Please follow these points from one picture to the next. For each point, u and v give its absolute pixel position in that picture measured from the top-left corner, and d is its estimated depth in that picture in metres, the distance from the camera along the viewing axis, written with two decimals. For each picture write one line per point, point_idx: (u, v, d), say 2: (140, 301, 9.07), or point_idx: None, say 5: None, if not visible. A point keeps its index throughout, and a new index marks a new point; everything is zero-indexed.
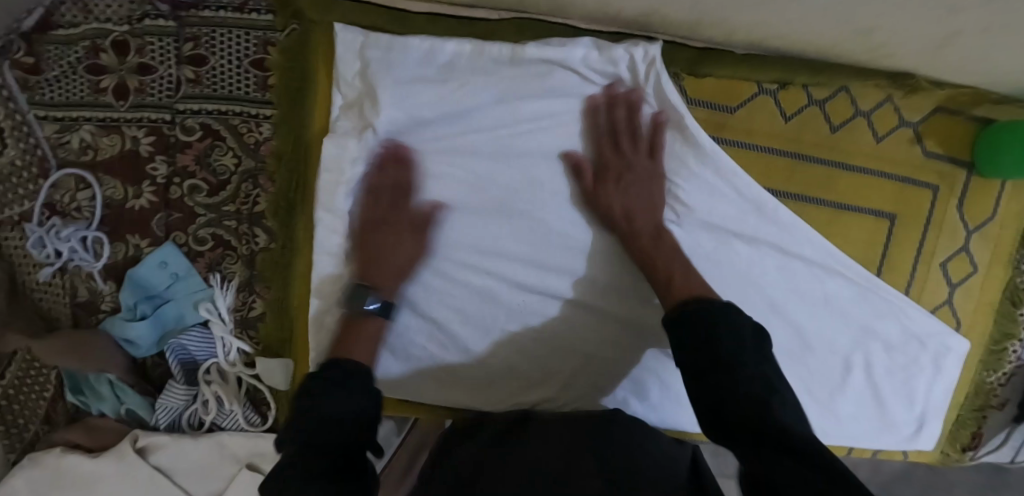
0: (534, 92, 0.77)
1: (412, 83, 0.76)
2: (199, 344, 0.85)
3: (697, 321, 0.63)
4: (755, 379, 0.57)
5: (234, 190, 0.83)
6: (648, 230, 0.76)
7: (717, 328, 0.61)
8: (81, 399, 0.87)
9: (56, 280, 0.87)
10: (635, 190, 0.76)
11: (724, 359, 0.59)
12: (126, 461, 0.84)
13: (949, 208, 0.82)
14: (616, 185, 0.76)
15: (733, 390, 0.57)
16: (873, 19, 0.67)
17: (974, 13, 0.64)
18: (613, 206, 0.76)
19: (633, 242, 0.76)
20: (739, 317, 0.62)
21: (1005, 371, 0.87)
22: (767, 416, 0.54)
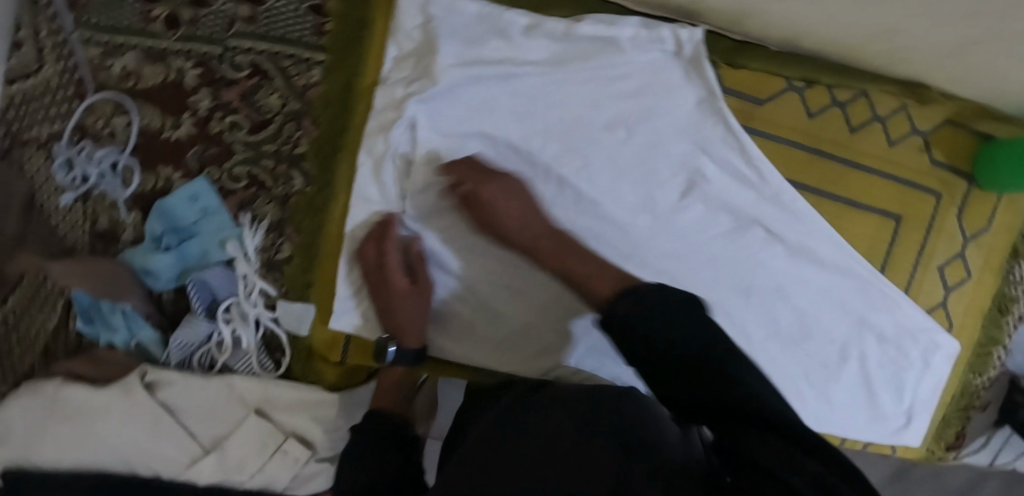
0: (586, 64, 0.79)
1: (466, 41, 0.78)
2: (221, 281, 0.84)
3: (635, 313, 0.57)
4: (726, 363, 0.52)
5: (276, 129, 0.84)
6: (528, 240, 0.75)
7: (663, 318, 0.56)
8: (91, 328, 0.85)
9: (77, 206, 0.85)
10: (498, 197, 0.76)
11: (689, 346, 0.53)
12: (133, 396, 0.82)
13: (949, 213, 0.88)
14: (477, 189, 0.76)
15: (707, 379, 0.51)
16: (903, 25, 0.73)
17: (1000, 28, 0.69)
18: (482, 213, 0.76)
19: (539, 259, 0.75)
20: (667, 295, 0.57)
21: (990, 375, 0.93)
22: (749, 401, 0.49)
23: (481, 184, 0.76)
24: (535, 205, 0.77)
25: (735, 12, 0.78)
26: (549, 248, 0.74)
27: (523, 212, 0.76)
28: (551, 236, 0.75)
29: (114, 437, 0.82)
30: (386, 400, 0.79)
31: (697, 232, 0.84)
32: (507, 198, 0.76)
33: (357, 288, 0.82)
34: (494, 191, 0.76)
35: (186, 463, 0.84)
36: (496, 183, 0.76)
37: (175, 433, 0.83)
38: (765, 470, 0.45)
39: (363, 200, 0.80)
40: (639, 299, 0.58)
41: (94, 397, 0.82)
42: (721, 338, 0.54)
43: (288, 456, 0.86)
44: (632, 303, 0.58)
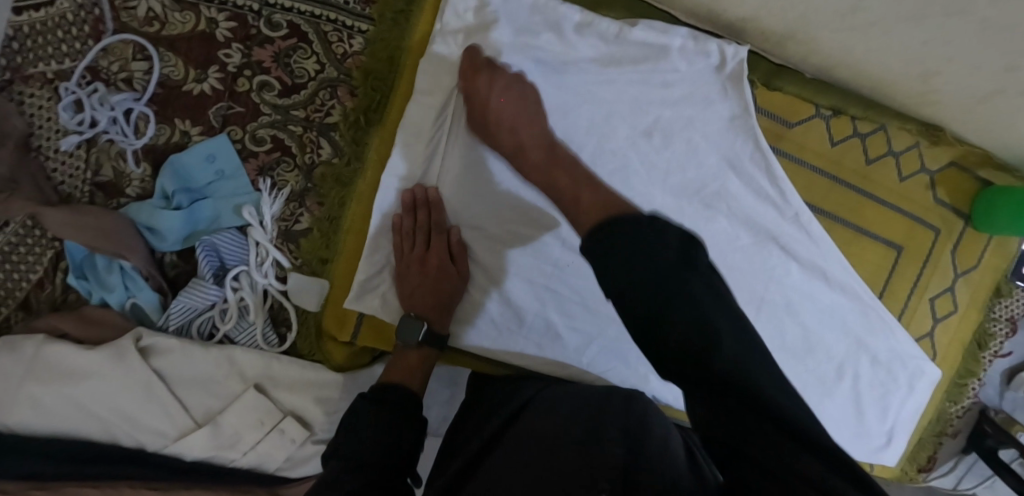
0: (631, 68, 0.80)
1: (521, 30, 0.77)
2: (232, 247, 0.80)
3: (633, 271, 0.50)
4: (729, 342, 0.47)
5: (309, 95, 0.80)
6: (537, 143, 0.71)
7: (674, 294, 0.49)
8: (82, 284, 0.78)
9: (80, 152, 0.79)
10: (517, 89, 0.74)
11: (693, 321, 0.48)
12: (125, 360, 0.77)
13: (945, 250, 0.90)
14: (497, 81, 0.74)
15: (708, 368, 0.47)
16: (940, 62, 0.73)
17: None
18: (489, 101, 0.73)
19: (525, 159, 0.71)
20: (659, 244, 0.50)
21: (964, 404, 0.96)
22: (748, 389, 0.46)
23: (482, 88, 0.74)
24: (530, 116, 0.73)
25: (782, 34, 0.79)
26: (534, 159, 0.70)
27: (522, 122, 0.73)
28: (543, 147, 0.70)
29: (102, 402, 0.77)
30: (406, 375, 0.74)
31: (720, 241, 0.85)
32: (505, 93, 0.73)
33: (381, 266, 0.79)
34: (498, 87, 0.73)
35: (173, 436, 0.79)
36: (500, 90, 0.74)
37: (165, 402, 0.79)
38: (769, 468, 0.44)
39: (394, 176, 0.78)
40: (643, 262, 0.50)
41: (84, 357, 0.77)
42: (727, 309, 0.50)
43: (284, 436, 0.82)
44: (632, 266, 0.50)
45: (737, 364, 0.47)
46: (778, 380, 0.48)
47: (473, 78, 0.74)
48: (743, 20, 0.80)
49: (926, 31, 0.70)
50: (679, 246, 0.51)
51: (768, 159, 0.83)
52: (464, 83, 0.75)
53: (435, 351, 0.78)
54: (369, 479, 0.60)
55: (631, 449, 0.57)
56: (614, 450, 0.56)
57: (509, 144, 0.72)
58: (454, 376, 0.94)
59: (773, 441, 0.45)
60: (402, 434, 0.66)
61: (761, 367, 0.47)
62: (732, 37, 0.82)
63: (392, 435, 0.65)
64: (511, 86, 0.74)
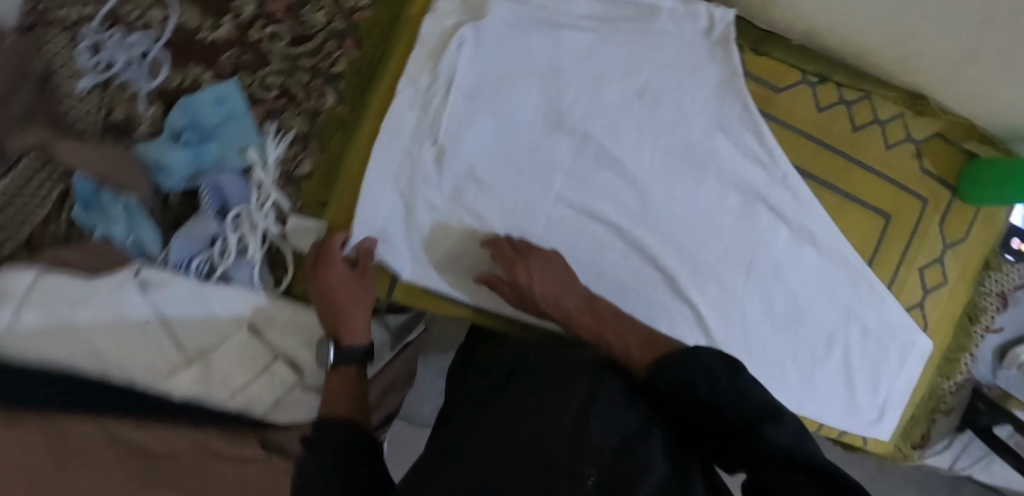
0: (623, 28, 0.83)
1: None
2: (235, 186, 0.81)
3: (680, 380, 0.56)
4: (766, 425, 0.52)
5: (317, 45, 0.84)
6: (579, 300, 0.74)
7: (720, 401, 0.54)
8: (87, 217, 0.81)
9: (95, 94, 0.82)
10: (543, 269, 0.76)
11: (698, 400, 0.55)
12: (125, 292, 0.79)
13: (933, 221, 0.90)
14: (524, 264, 0.76)
15: (756, 447, 0.51)
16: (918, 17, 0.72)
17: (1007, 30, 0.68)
18: (525, 282, 0.75)
19: (574, 321, 0.73)
20: (706, 360, 0.56)
21: (957, 380, 0.96)
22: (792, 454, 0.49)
23: (518, 262, 0.76)
24: (564, 279, 0.76)
25: None
26: (584, 322, 0.71)
27: (559, 282, 0.75)
28: (588, 309, 0.73)
29: (95, 334, 0.77)
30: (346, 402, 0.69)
31: (710, 204, 0.86)
32: (540, 273, 0.76)
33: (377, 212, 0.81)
34: (534, 272, 0.75)
35: (164, 372, 0.80)
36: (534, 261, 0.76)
37: (160, 338, 0.80)
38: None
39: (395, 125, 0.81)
40: (704, 375, 0.55)
41: (84, 287, 0.78)
42: (791, 428, 0.52)
43: (275, 379, 0.84)
44: (694, 381, 0.55)
45: (776, 442, 0.50)
46: (798, 437, 0.51)
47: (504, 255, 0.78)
48: None
49: None
50: (723, 358, 0.57)
51: (755, 122, 0.84)
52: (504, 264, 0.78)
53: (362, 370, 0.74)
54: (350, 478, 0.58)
55: (625, 435, 0.53)
56: (612, 432, 0.52)
57: (556, 313, 0.74)
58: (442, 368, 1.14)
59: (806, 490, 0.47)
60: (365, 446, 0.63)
61: (754, 400, 0.54)
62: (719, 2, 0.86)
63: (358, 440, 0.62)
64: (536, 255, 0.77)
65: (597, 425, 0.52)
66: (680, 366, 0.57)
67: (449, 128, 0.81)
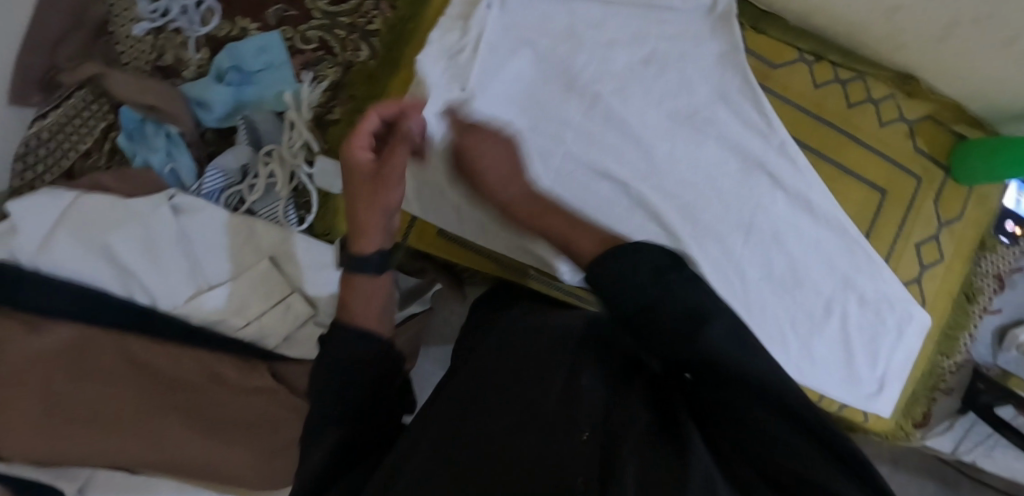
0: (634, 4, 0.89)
1: None
2: (269, 129, 0.87)
3: (614, 286, 0.52)
4: (725, 343, 0.47)
5: (356, 6, 0.91)
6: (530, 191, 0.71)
7: (655, 303, 0.50)
8: (130, 145, 0.86)
9: (149, 38, 0.90)
10: (495, 153, 0.73)
11: (649, 299, 0.50)
12: (158, 215, 0.82)
13: (928, 197, 0.94)
14: (475, 146, 0.73)
15: (694, 355, 0.47)
16: None
17: (979, 5, 0.73)
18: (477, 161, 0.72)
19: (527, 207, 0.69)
20: (644, 265, 0.52)
21: (956, 359, 0.98)
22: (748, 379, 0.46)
23: (472, 138, 0.74)
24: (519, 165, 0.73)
25: None
26: (527, 212, 0.69)
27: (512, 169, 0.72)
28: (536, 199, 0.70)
29: (128, 252, 0.81)
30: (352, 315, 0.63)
31: (710, 167, 0.90)
32: (493, 153, 0.73)
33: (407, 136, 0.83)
34: (483, 148, 0.73)
35: (186, 297, 0.83)
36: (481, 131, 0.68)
37: (185, 262, 0.83)
38: (759, 432, 0.46)
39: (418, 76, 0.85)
40: (639, 279, 0.51)
41: (119, 208, 0.82)
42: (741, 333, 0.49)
43: (288, 312, 0.85)
44: (632, 280, 0.51)
45: (726, 357, 0.46)
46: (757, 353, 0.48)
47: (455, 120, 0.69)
48: None
49: None
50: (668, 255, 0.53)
51: (754, 95, 0.89)
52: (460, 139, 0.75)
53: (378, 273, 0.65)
54: (346, 438, 0.58)
55: (616, 390, 0.54)
56: (597, 398, 0.53)
57: (500, 199, 0.72)
58: (444, 361, 1.11)
59: (777, 420, 0.45)
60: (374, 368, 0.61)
61: (711, 302, 0.50)
62: None
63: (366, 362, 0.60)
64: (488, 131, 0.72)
65: (588, 386, 0.54)
66: (612, 272, 0.52)
67: (476, 77, 0.85)
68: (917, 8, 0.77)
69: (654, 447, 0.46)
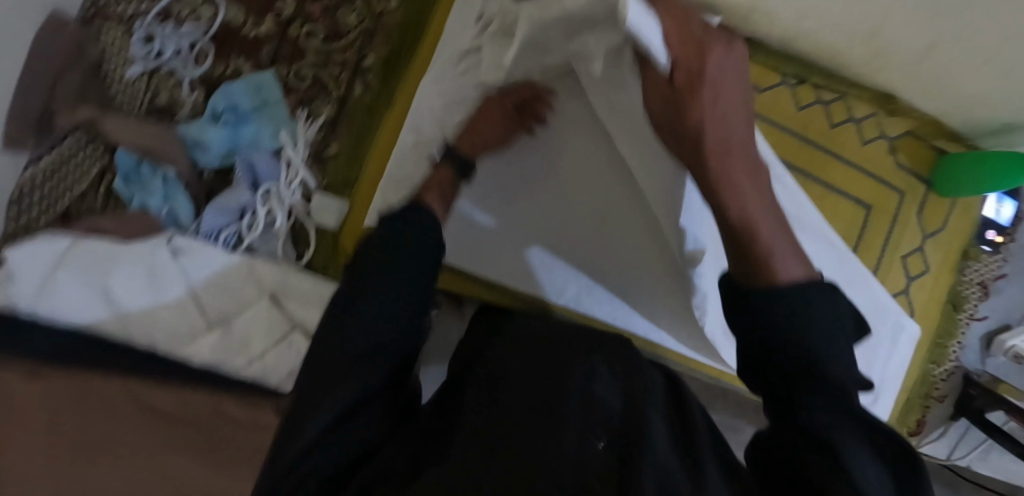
0: None
1: None
2: (266, 166, 0.86)
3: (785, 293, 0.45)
4: (838, 373, 0.43)
5: (349, 43, 0.91)
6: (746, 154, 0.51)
7: (797, 317, 0.44)
8: (127, 188, 0.85)
9: (142, 80, 0.90)
10: (726, 92, 0.50)
11: (789, 324, 0.44)
12: (158, 258, 0.82)
13: (912, 211, 0.97)
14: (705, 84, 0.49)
15: (795, 366, 0.44)
16: (876, 24, 0.80)
17: (950, 29, 0.76)
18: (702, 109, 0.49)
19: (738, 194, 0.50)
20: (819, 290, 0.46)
21: (947, 366, 1.00)
22: (832, 396, 0.42)
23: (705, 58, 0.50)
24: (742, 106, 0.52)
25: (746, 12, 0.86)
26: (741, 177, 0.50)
27: (736, 113, 0.51)
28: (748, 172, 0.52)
29: (132, 294, 0.81)
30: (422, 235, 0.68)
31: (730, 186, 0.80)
32: (724, 91, 0.50)
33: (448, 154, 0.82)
34: (717, 92, 0.50)
35: (189, 337, 0.82)
36: (724, 76, 0.50)
37: (186, 302, 0.83)
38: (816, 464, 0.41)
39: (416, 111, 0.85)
40: (804, 295, 0.45)
41: (117, 253, 0.82)
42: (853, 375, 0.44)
43: (290, 348, 0.85)
44: (794, 291, 0.45)
45: (828, 373, 0.43)
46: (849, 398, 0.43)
47: (686, 41, 0.50)
48: None
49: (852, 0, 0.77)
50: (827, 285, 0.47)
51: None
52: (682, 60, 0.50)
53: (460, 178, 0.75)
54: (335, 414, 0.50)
55: (631, 393, 0.51)
56: (614, 396, 0.51)
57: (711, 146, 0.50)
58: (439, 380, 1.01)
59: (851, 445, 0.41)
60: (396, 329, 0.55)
61: (838, 354, 0.44)
62: None
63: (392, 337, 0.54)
64: (721, 47, 0.50)
65: (601, 391, 0.51)
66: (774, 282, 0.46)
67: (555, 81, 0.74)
68: (895, 33, 0.80)
69: (675, 467, 0.45)
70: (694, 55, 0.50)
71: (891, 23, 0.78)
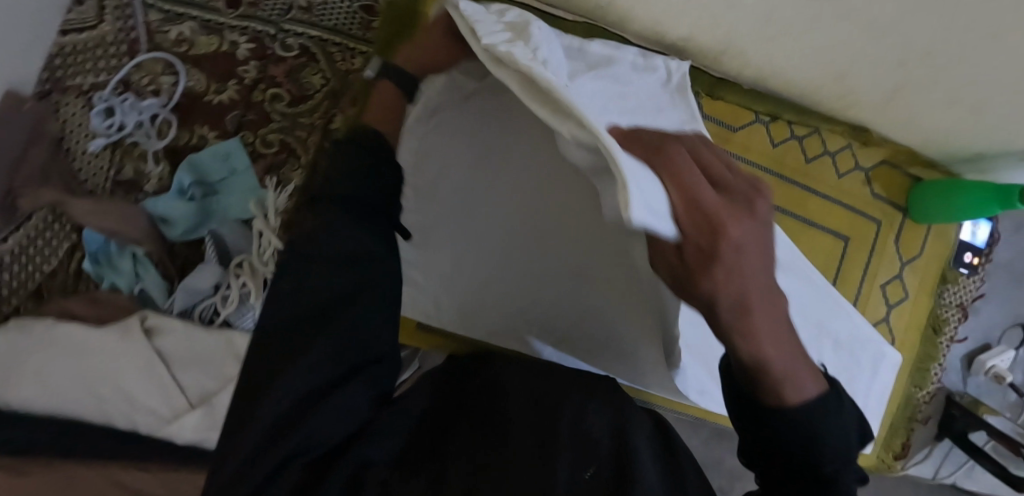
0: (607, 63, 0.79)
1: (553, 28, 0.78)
2: (237, 239, 0.86)
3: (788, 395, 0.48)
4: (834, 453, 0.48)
5: (315, 105, 0.90)
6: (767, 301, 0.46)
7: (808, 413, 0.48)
8: (96, 270, 0.85)
9: (105, 153, 0.88)
10: (751, 259, 0.44)
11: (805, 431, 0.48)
12: (133, 339, 0.81)
13: (888, 240, 0.98)
14: (727, 266, 0.43)
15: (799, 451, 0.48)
16: (843, 66, 0.80)
17: (914, 70, 0.77)
18: (723, 287, 0.44)
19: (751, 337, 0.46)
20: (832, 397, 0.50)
21: (930, 390, 1.01)
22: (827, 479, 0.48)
23: (726, 231, 0.42)
24: (767, 255, 0.45)
25: (717, 51, 0.87)
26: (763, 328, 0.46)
27: (762, 265, 0.45)
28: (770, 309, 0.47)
29: (108, 379, 0.80)
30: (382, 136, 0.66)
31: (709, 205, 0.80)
32: (750, 255, 0.44)
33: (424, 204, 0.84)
34: (743, 260, 0.43)
35: (168, 417, 0.81)
36: (749, 245, 0.44)
37: (163, 381, 0.82)
38: None
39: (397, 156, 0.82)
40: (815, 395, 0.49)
41: (92, 334, 0.81)
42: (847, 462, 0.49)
43: None
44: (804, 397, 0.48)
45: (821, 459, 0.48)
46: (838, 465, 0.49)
47: (699, 220, 0.43)
48: (683, 39, 0.87)
49: (819, 44, 0.77)
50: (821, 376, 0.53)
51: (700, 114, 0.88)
52: (698, 230, 0.43)
53: (404, 98, 0.71)
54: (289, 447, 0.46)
55: (618, 425, 0.56)
56: (604, 425, 0.55)
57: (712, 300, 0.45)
58: None
59: None
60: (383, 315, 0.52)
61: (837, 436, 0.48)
62: (675, 55, 0.90)
63: (381, 330, 0.52)
64: (740, 216, 0.43)
65: (593, 422, 0.55)
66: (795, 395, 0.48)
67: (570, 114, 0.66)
68: (863, 73, 0.80)
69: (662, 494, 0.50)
70: (710, 230, 0.43)
71: (858, 64, 0.78)
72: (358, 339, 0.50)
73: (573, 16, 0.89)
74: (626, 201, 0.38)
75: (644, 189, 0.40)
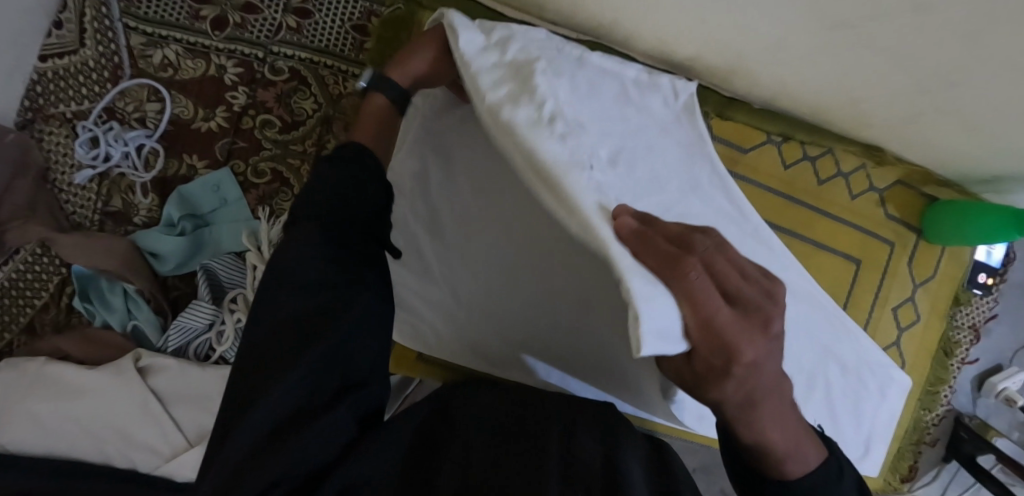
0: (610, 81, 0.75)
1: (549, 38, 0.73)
2: (229, 271, 0.85)
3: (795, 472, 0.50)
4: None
5: (307, 131, 0.88)
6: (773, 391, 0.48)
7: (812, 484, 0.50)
8: (86, 306, 0.84)
9: (93, 185, 0.86)
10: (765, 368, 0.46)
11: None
12: (126, 379, 0.79)
13: (901, 262, 0.95)
14: (740, 382, 0.45)
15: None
16: (862, 92, 0.76)
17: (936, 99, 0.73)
18: (734, 398, 0.46)
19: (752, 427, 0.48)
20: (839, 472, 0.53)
21: (938, 412, 1.00)
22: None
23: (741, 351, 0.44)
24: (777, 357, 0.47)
25: (728, 72, 0.83)
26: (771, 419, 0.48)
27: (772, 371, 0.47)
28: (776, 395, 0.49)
29: (103, 421, 0.78)
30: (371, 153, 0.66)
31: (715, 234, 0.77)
32: (763, 366, 0.45)
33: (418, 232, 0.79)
34: (754, 374, 0.45)
35: (167, 455, 0.78)
36: (765, 361, 0.45)
37: (159, 419, 0.79)
38: None
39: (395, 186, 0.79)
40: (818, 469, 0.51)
41: (85, 375, 0.79)
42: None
43: None
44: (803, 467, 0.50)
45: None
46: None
47: (713, 343, 0.44)
48: (691, 59, 0.83)
49: (837, 72, 0.73)
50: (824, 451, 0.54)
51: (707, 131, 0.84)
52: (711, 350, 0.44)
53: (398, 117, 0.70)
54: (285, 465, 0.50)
55: (608, 451, 0.59)
56: (594, 451, 0.59)
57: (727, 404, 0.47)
58: None
59: None
60: (367, 333, 0.56)
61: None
62: (682, 74, 0.86)
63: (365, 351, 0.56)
64: (752, 335, 0.44)
65: (584, 449, 0.59)
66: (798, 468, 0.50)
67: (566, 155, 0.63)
68: (880, 100, 0.77)
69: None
70: (722, 351, 0.44)
71: (877, 92, 0.75)
72: (340, 355, 0.54)
73: (577, 34, 0.85)
74: (637, 341, 0.41)
75: (658, 314, 0.43)
